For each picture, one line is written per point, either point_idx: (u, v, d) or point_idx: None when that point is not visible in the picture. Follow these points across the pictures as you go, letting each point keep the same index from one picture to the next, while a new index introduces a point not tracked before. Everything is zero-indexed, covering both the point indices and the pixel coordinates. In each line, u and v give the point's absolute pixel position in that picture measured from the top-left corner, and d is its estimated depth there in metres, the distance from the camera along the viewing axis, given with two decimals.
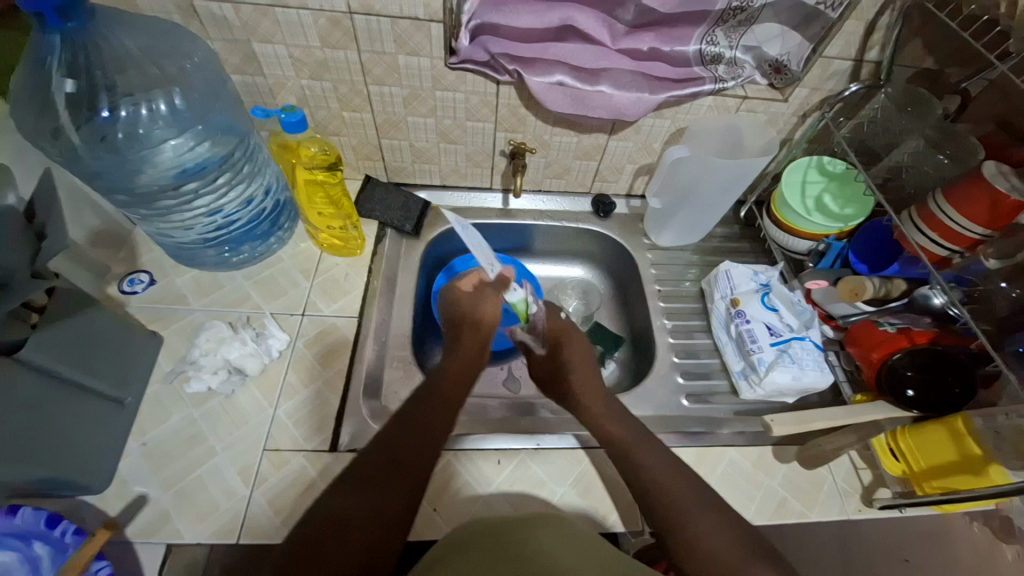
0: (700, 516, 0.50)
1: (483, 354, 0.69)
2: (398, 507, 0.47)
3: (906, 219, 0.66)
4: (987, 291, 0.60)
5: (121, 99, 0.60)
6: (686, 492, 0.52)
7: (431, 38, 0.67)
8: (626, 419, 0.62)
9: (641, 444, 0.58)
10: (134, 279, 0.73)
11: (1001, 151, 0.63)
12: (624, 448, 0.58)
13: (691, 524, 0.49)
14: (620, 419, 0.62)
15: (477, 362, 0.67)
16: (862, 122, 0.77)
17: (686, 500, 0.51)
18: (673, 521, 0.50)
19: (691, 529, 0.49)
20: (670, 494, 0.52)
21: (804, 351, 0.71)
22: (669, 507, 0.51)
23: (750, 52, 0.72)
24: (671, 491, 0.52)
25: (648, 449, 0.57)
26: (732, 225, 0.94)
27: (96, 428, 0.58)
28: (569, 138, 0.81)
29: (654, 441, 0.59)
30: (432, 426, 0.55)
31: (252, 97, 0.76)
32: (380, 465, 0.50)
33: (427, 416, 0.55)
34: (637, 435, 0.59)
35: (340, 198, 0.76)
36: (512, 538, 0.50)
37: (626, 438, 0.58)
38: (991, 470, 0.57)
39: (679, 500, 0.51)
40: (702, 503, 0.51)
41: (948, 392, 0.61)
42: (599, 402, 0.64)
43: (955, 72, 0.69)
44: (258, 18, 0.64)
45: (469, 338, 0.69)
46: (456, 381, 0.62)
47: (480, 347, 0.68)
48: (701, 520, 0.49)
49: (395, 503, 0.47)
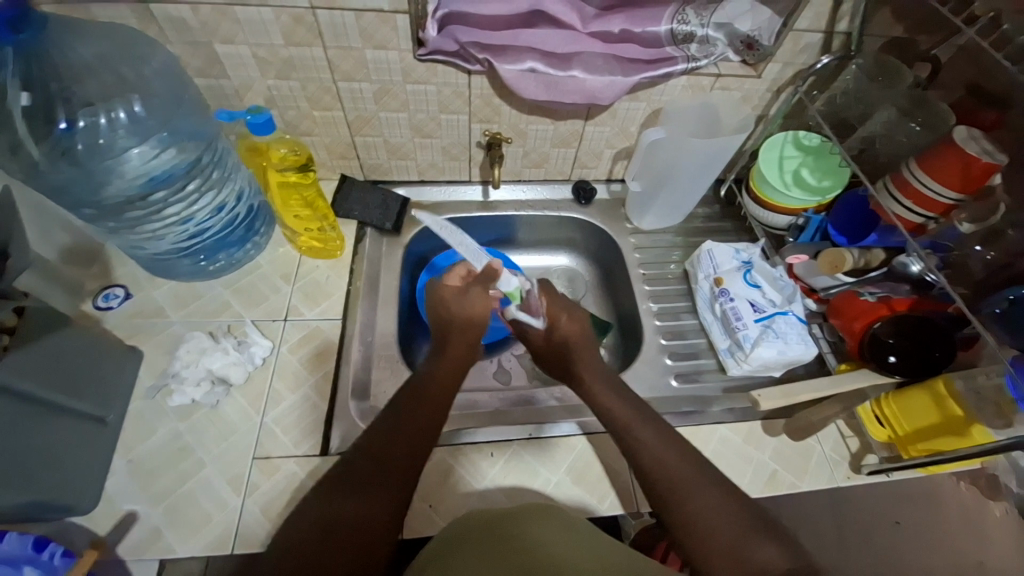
0: (701, 494, 0.50)
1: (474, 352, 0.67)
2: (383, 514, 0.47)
3: (882, 188, 0.66)
4: (963, 255, 0.61)
5: (80, 110, 0.58)
6: (686, 471, 0.52)
7: (398, 30, 0.65)
8: (628, 394, 0.61)
9: (641, 421, 0.57)
10: (109, 294, 0.71)
11: (971, 115, 0.65)
12: (626, 429, 0.57)
13: (692, 501, 0.49)
14: (620, 396, 0.61)
15: (465, 365, 0.64)
16: (835, 96, 0.76)
17: (686, 476, 0.51)
18: (671, 499, 0.50)
19: (690, 508, 0.49)
20: (671, 472, 0.52)
21: (788, 325, 0.72)
22: (671, 485, 0.51)
23: (722, 30, 0.71)
24: (672, 470, 0.52)
25: (648, 425, 0.56)
26: (713, 204, 0.94)
27: (78, 448, 0.57)
28: (545, 126, 0.80)
29: (658, 419, 0.58)
30: (420, 423, 0.55)
31: (217, 101, 0.74)
32: (368, 462, 0.50)
33: (413, 413, 0.55)
34: (639, 412, 0.58)
35: (315, 199, 0.75)
36: (508, 531, 0.51)
37: (628, 416, 0.58)
38: (973, 430, 0.58)
39: (678, 480, 0.51)
40: (704, 479, 0.51)
41: (929, 356, 0.62)
42: (600, 379, 0.63)
43: (924, 40, 0.69)
44: (218, 18, 0.62)
45: (457, 340, 0.66)
46: (443, 385, 0.60)
47: (468, 346, 0.66)
48: (704, 496, 0.50)
49: (394, 504, 0.48)
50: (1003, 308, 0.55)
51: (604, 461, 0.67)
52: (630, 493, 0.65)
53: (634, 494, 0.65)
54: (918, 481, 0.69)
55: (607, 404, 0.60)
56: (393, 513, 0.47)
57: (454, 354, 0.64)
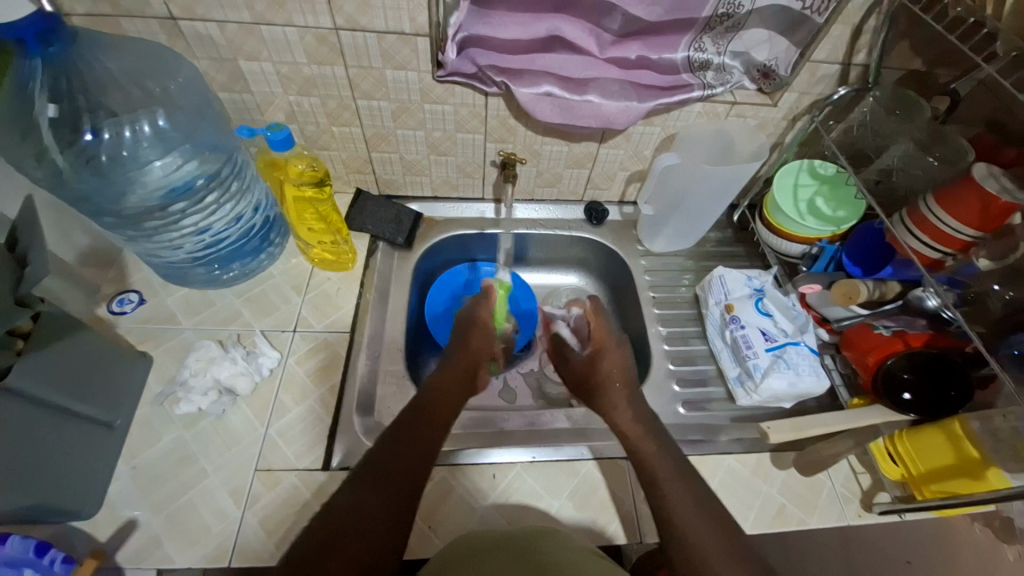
0: (724, 566, 0.46)
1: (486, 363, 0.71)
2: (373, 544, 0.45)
3: (898, 222, 0.65)
4: (981, 294, 0.60)
5: (105, 121, 0.60)
6: (718, 544, 0.48)
7: (418, 52, 0.67)
8: (662, 439, 0.58)
9: (674, 477, 0.54)
10: (123, 299, 0.72)
11: (991, 152, 0.63)
12: (653, 476, 0.54)
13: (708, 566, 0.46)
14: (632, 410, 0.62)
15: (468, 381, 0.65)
16: (851, 126, 0.76)
17: (715, 551, 0.47)
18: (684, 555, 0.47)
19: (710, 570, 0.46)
20: (700, 540, 0.48)
21: (800, 356, 0.70)
22: (698, 558, 0.47)
23: (738, 58, 0.71)
24: (707, 548, 0.47)
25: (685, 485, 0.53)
26: (726, 229, 0.93)
27: (83, 454, 0.57)
28: (559, 147, 0.81)
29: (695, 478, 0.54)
30: (424, 450, 0.54)
31: (240, 114, 0.75)
32: (362, 479, 0.49)
33: (410, 440, 0.54)
34: (690, 485, 0.53)
35: (329, 214, 0.75)
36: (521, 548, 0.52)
37: (663, 469, 0.55)
38: (988, 473, 0.57)
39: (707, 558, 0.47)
40: (727, 552, 0.47)
41: (944, 395, 0.61)
42: (624, 399, 0.63)
43: (943, 73, 0.69)
44: (244, 36, 0.64)
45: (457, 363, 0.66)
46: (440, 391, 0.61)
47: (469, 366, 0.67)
48: (722, 561, 0.46)
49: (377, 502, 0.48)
50: (1022, 351, 0.54)
51: (607, 488, 0.66)
52: (633, 522, 0.64)
53: (637, 523, 0.64)
54: (930, 522, 0.67)
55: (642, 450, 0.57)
56: (391, 516, 0.47)
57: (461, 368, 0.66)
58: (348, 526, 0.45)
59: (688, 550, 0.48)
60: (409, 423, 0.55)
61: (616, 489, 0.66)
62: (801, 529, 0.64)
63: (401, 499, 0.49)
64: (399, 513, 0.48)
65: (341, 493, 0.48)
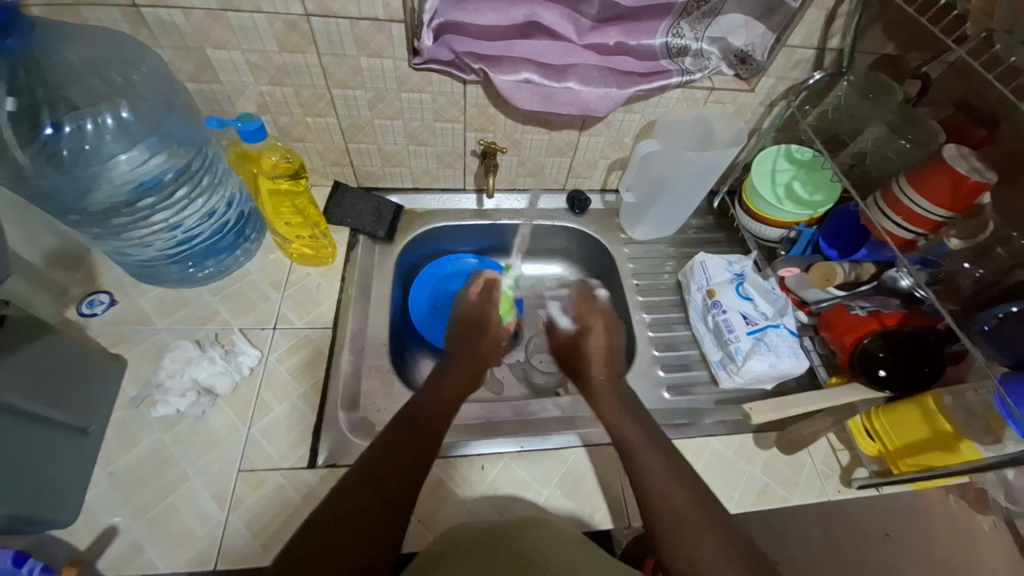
0: (701, 532, 0.49)
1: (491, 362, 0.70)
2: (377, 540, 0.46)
3: (872, 204, 0.66)
4: (952, 272, 0.62)
5: (66, 115, 0.57)
6: (694, 509, 0.50)
7: (393, 39, 0.65)
8: (638, 413, 0.62)
9: (647, 449, 0.57)
10: (93, 300, 0.69)
11: (961, 133, 0.66)
12: (629, 448, 0.57)
13: (682, 531, 0.49)
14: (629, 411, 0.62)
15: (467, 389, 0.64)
16: (826, 111, 0.77)
17: (693, 517, 0.50)
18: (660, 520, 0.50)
19: (687, 536, 0.48)
20: (673, 503, 0.51)
21: (780, 338, 0.72)
22: (675, 519, 0.50)
23: (716, 44, 0.72)
24: (683, 515, 0.50)
25: (659, 454, 0.56)
26: (707, 216, 0.94)
27: (57, 461, 0.55)
28: (540, 136, 0.80)
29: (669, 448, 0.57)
30: (421, 452, 0.54)
31: (209, 106, 0.73)
32: (356, 481, 0.50)
33: (402, 441, 0.54)
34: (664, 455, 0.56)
35: (307, 207, 0.73)
36: (512, 540, 0.52)
37: (639, 441, 0.57)
38: (961, 446, 0.59)
39: (684, 522, 0.49)
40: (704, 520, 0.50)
41: (918, 371, 0.62)
42: (615, 404, 0.63)
43: (914, 57, 0.70)
44: (210, 23, 0.62)
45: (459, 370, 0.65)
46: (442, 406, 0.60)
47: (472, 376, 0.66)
48: (697, 526, 0.49)
49: (378, 501, 0.49)
50: (992, 326, 0.56)
51: (595, 474, 0.67)
52: (621, 507, 0.65)
53: (625, 507, 0.65)
54: (906, 494, 0.69)
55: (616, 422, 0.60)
56: (386, 513, 0.48)
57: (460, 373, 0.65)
58: (343, 525, 0.46)
59: (665, 515, 0.50)
60: (399, 427, 0.56)
61: (603, 475, 0.67)
62: (783, 506, 0.66)
63: (398, 497, 0.50)
64: (394, 504, 0.49)
65: (332, 494, 0.49)
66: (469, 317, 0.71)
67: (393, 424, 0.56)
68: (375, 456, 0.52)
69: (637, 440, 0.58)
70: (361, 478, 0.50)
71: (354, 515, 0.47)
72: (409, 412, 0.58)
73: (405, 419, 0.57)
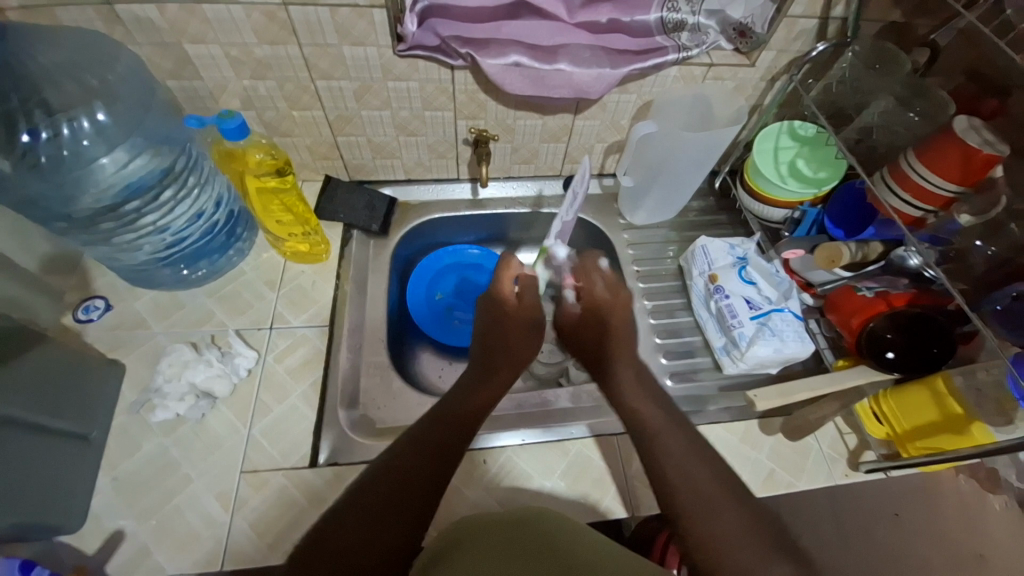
0: (728, 510, 0.45)
1: (525, 348, 0.66)
2: (388, 539, 0.43)
3: (879, 180, 0.64)
4: (963, 250, 0.59)
5: (41, 120, 0.56)
6: (719, 488, 0.47)
7: (375, 25, 0.63)
8: (662, 399, 0.56)
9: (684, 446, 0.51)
10: (88, 306, 0.69)
11: (971, 103, 0.63)
12: (659, 441, 0.52)
13: (709, 521, 0.45)
14: (652, 398, 0.57)
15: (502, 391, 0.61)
16: (830, 84, 0.73)
17: (732, 529, 0.44)
18: (691, 515, 0.45)
19: (721, 542, 0.43)
20: (699, 489, 0.47)
21: (784, 323, 0.70)
22: (698, 501, 0.46)
23: (714, 16, 0.70)
24: (719, 522, 0.44)
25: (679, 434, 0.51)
26: (708, 197, 0.92)
27: (60, 467, 0.55)
28: (533, 121, 0.78)
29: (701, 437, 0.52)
30: (448, 453, 0.51)
31: (191, 104, 0.71)
32: (377, 477, 0.47)
33: (434, 439, 0.51)
34: (686, 437, 0.52)
35: (296, 204, 0.72)
36: (532, 530, 0.52)
37: (658, 423, 0.53)
38: (972, 428, 0.57)
39: (720, 536, 0.44)
40: (730, 496, 0.46)
41: (927, 352, 0.60)
42: (630, 376, 0.59)
43: (923, 23, 0.67)
44: (186, 17, 0.60)
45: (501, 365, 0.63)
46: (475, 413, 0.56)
47: (512, 372, 0.63)
48: (728, 520, 0.45)
49: (392, 503, 0.45)
50: (1004, 305, 0.54)
51: (599, 465, 0.66)
52: (625, 496, 0.64)
53: (630, 496, 0.64)
54: (915, 476, 0.68)
55: (637, 409, 0.56)
56: (397, 513, 0.45)
57: (499, 379, 0.61)
58: (358, 515, 0.44)
59: (683, 494, 0.47)
60: (428, 428, 0.52)
61: (607, 466, 0.66)
62: (790, 492, 0.65)
63: (425, 490, 0.47)
64: (417, 514, 0.45)
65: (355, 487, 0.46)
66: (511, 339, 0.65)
67: (421, 426, 0.53)
68: (401, 453, 0.49)
69: (657, 423, 0.53)
70: (385, 475, 0.47)
71: (369, 508, 0.44)
72: (442, 415, 0.54)
73: (427, 418, 0.54)
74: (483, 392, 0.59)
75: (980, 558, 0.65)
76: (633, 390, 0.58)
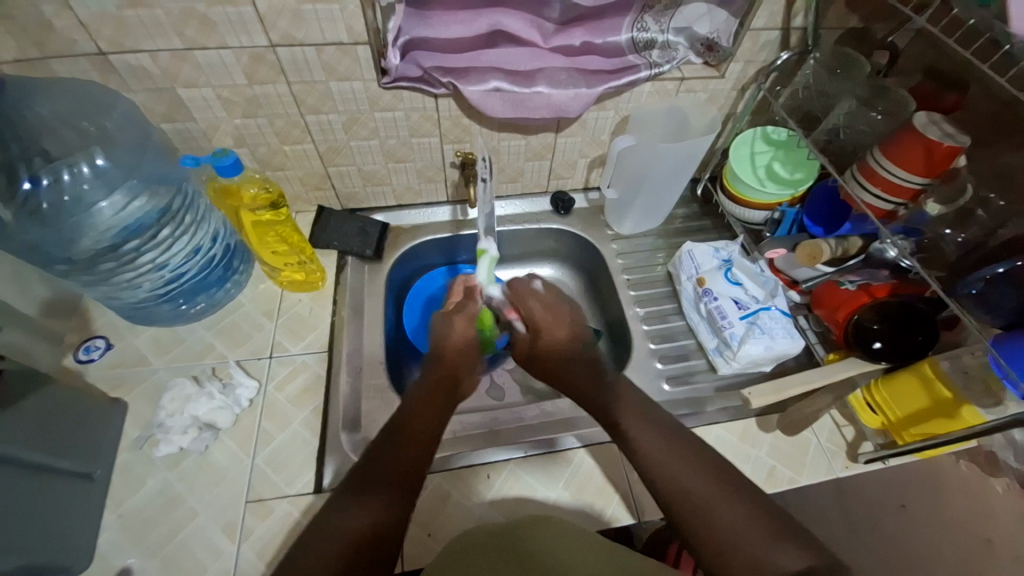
0: (723, 503, 0.47)
1: (463, 367, 0.64)
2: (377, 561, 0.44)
3: (850, 177, 0.66)
4: (935, 238, 0.62)
5: (42, 168, 0.60)
6: (708, 482, 0.48)
7: (360, 61, 0.66)
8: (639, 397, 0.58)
9: (670, 443, 0.52)
10: (90, 346, 0.70)
11: (932, 100, 0.66)
12: (634, 440, 0.53)
13: (710, 512, 0.46)
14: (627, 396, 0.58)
15: (447, 408, 0.59)
16: (797, 90, 0.76)
17: (729, 518, 0.46)
18: (689, 506, 0.47)
19: (720, 527, 0.46)
20: (690, 481, 0.49)
21: (772, 320, 0.72)
22: (688, 496, 0.48)
23: (682, 34, 0.72)
24: (722, 511, 0.46)
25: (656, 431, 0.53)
26: (691, 204, 0.94)
27: (65, 508, 0.56)
28: (517, 141, 0.81)
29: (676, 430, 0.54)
30: (416, 461, 0.52)
31: (186, 145, 0.73)
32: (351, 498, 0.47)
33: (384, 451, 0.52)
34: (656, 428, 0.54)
35: (291, 234, 0.75)
36: (514, 540, 0.52)
37: (636, 421, 0.55)
38: (963, 411, 0.58)
39: (721, 527, 0.46)
40: (721, 485, 0.48)
41: (912, 341, 0.61)
42: (613, 381, 0.60)
43: (881, 28, 0.71)
44: (178, 63, 0.63)
45: (435, 379, 0.61)
46: (419, 425, 0.55)
47: (445, 393, 0.60)
48: (728, 509, 0.46)
49: (388, 513, 0.47)
50: (979, 289, 0.55)
51: (602, 472, 0.67)
52: (630, 502, 0.64)
53: (635, 501, 0.65)
54: (916, 464, 0.69)
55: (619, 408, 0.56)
56: (392, 528, 0.47)
57: (436, 391, 0.60)
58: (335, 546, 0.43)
59: (674, 489, 0.49)
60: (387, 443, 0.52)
61: (610, 472, 0.67)
62: (793, 487, 0.66)
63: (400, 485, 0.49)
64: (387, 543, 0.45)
65: (330, 506, 0.47)
66: (449, 356, 0.64)
67: (380, 440, 0.53)
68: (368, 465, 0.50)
69: (634, 417, 0.55)
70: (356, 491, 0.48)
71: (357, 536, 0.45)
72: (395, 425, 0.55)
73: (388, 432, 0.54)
74: (430, 405, 0.58)
75: (988, 542, 0.65)
76: (612, 390, 0.59)
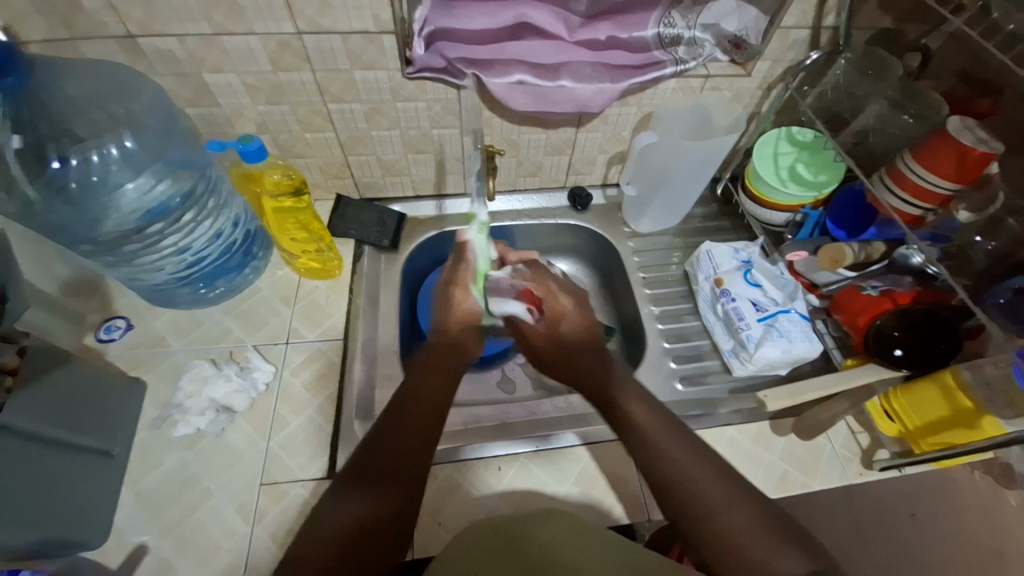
0: (734, 508, 0.46)
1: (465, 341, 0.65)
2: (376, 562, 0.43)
3: (877, 182, 0.65)
4: (964, 245, 0.61)
5: (70, 148, 0.60)
6: (718, 486, 0.48)
7: (384, 50, 0.65)
8: (650, 399, 0.56)
9: (681, 449, 0.51)
10: (110, 326, 0.71)
11: (965, 104, 0.65)
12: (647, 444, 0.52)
13: (717, 518, 0.46)
14: (643, 397, 0.56)
15: (447, 388, 0.58)
16: (825, 90, 0.74)
17: (736, 525, 0.45)
18: (697, 515, 0.46)
19: (727, 538, 0.45)
20: (701, 489, 0.48)
21: (790, 323, 0.71)
22: (697, 501, 0.47)
23: (709, 31, 0.71)
24: (731, 519, 0.46)
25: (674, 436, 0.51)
26: (710, 204, 0.94)
27: (84, 484, 0.57)
28: (537, 135, 0.80)
29: (683, 429, 0.53)
30: (417, 445, 0.52)
31: (209, 129, 0.74)
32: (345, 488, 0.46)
33: (381, 434, 0.51)
34: (664, 425, 0.54)
35: (311, 221, 0.76)
36: (520, 534, 0.52)
37: (651, 425, 0.53)
38: (982, 421, 0.57)
39: (730, 537, 0.45)
40: (732, 494, 0.47)
41: (935, 349, 0.61)
42: (629, 382, 0.58)
43: (913, 30, 0.69)
44: (205, 48, 0.63)
45: (436, 359, 0.61)
46: (421, 404, 0.55)
47: (447, 367, 0.61)
48: (736, 515, 0.46)
49: (378, 502, 0.46)
50: (1008, 299, 0.55)
51: (613, 470, 0.67)
52: (640, 501, 0.64)
53: (645, 500, 0.65)
54: (931, 474, 0.68)
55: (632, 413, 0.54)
56: (391, 517, 0.46)
57: (439, 371, 0.59)
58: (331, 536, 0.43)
59: (684, 495, 0.48)
60: (381, 430, 0.51)
61: (620, 470, 0.67)
62: (805, 492, 0.65)
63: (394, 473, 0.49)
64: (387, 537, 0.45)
65: (326, 498, 0.46)
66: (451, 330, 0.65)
67: (378, 424, 0.52)
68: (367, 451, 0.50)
69: (644, 418, 0.54)
70: (353, 483, 0.47)
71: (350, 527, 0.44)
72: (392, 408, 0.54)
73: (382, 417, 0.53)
74: (429, 381, 0.58)
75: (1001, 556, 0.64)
76: (626, 392, 0.57)
